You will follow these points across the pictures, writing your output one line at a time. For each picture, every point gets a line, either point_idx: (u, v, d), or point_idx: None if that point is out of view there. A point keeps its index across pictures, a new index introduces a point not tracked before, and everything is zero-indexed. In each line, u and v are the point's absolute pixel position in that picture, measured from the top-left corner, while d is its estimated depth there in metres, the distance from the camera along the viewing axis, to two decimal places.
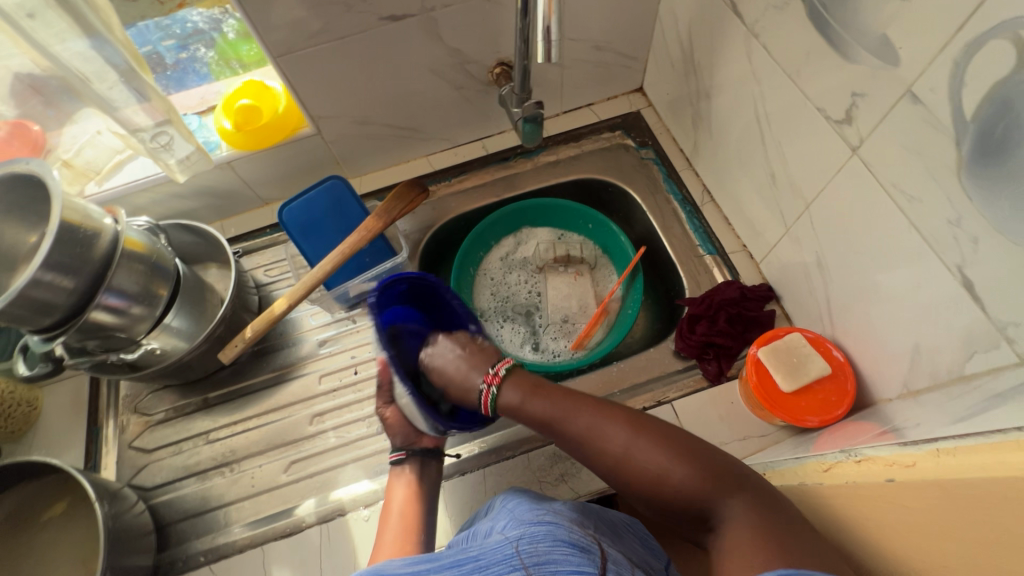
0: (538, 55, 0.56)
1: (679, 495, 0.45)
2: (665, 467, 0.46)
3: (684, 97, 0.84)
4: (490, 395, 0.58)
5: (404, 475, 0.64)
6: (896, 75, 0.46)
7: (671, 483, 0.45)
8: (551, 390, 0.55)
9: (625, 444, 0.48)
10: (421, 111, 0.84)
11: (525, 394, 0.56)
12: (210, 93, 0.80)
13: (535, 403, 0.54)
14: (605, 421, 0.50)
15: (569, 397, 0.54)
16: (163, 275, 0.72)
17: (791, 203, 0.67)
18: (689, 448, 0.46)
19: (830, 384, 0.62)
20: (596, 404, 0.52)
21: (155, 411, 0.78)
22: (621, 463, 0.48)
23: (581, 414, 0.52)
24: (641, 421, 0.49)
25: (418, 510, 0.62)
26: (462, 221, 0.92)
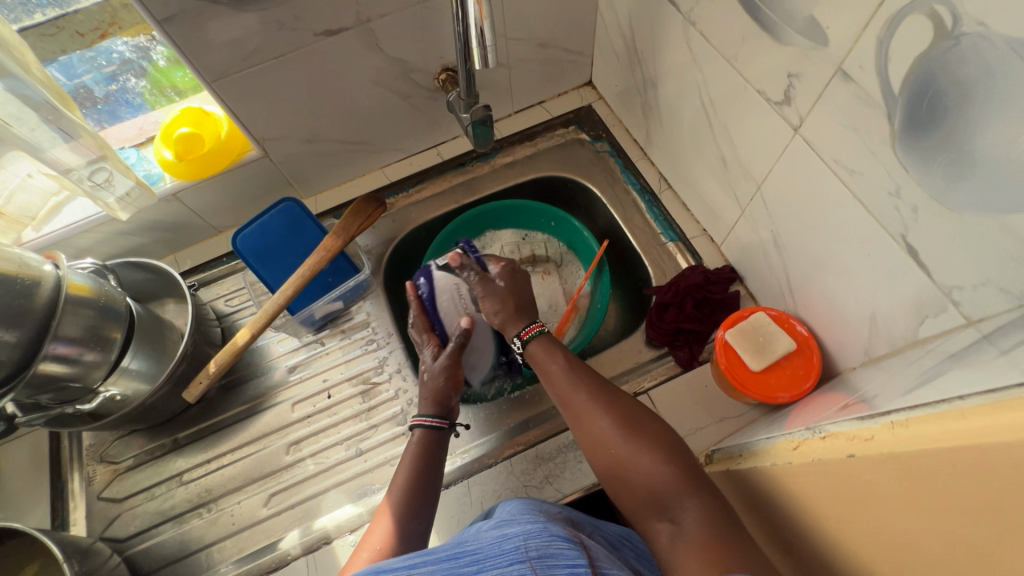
0: (476, 61, 0.56)
1: (648, 482, 0.50)
2: (645, 458, 0.51)
3: (632, 88, 0.85)
4: (535, 330, 0.66)
5: (423, 441, 0.61)
6: (826, 55, 0.47)
7: (646, 471, 0.51)
8: (578, 371, 0.61)
9: (618, 431, 0.54)
10: (370, 124, 0.82)
11: (553, 366, 0.62)
12: (148, 123, 0.78)
13: (553, 372, 0.62)
14: (612, 410, 0.56)
15: (586, 378, 0.60)
16: (115, 317, 0.69)
17: (744, 184, 0.68)
18: (673, 450, 0.52)
19: (797, 359, 0.64)
20: (609, 393, 0.58)
21: (123, 458, 0.75)
22: (606, 446, 0.54)
23: (589, 397, 0.58)
24: (643, 420, 0.55)
25: (431, 480, 0.58)
26: (424, 230, 0.91)
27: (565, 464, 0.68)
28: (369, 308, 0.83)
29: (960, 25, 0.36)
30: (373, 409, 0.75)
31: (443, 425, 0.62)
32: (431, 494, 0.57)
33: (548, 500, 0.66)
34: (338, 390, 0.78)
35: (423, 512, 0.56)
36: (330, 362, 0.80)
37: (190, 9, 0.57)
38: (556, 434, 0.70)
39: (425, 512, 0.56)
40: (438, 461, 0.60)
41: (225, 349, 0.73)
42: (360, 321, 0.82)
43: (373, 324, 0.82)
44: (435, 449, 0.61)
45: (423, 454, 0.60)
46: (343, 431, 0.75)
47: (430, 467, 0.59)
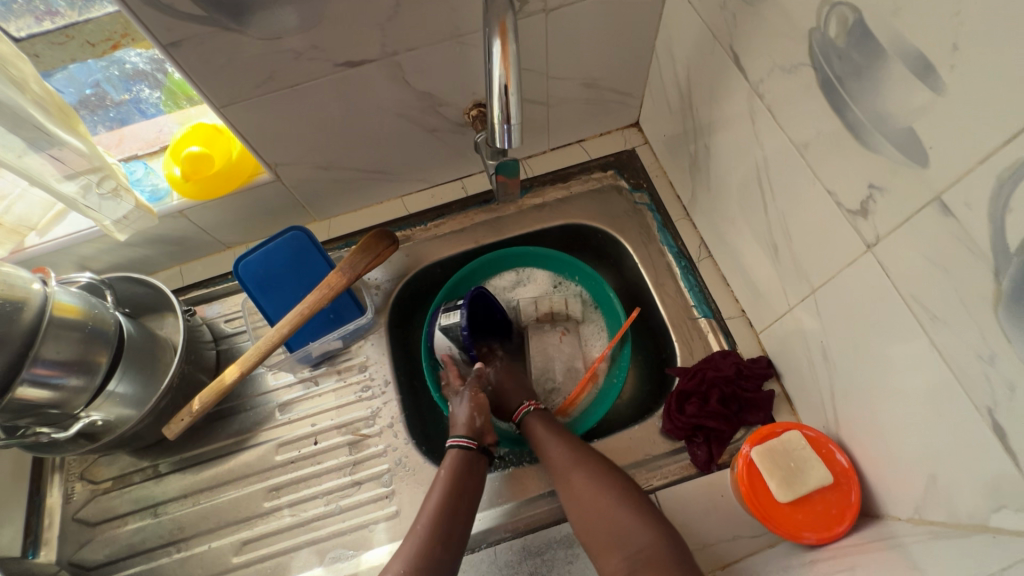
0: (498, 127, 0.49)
1: (610, 523, 0.58)
2: (609, 504, 0.59)
3: (681, 141, 0.76)
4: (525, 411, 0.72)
5: (458, 463, 0.65)
6: (923, 177, 0.38)
7: (613, 516, 0.58)
8: (560, 432, 0.69)
9: (592, 482, 0.61)
10: (391, 154, 0.77)
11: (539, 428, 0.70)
12: (164, 130, 0.74)
13: (544, 437, 0.68)
14: (581, 457, 0.64)
15: (569, 438, 0.67)
16: (103, 340, 0.66)
17: (795, 280, 0.59)
18: (635, 499, 0.60)
19: (832, 495, 0.55)
20: (583, 446, 0.66)
21: (104, 479, 0.73)
22: (574, 489, 0.62)
23: (561, 446, 0.66)
24: (608, 464, 0.63)
25: (465, 505, 0.61)
26: (438, 268, 0.85)
27: (553, 562, 0.62)
28: (370, 349, 0.78)
29: None
30: (359, 464, 0.71)
31: (472, 446, 0.67)
32: (464, 519, 0.60)
33: None
34: (326, 437, 0.73)
35: (455, 537, 0.59)
36: (321, 404, 0.75)
37: (201, 35, 0.52)
38: (548, 526, 0.65)
39: (456, 537, 0.59)
40: (474, 487, 0.64)
41: (212, 386, 0.70)
42: (358, 363, 0.77)
43: (371, 368, 0.77)
44: (472, 473, 0.64)
45: (459, 475, 0.64)
46: (324, 483, 0.70)
47: (467, 492, 0.62)
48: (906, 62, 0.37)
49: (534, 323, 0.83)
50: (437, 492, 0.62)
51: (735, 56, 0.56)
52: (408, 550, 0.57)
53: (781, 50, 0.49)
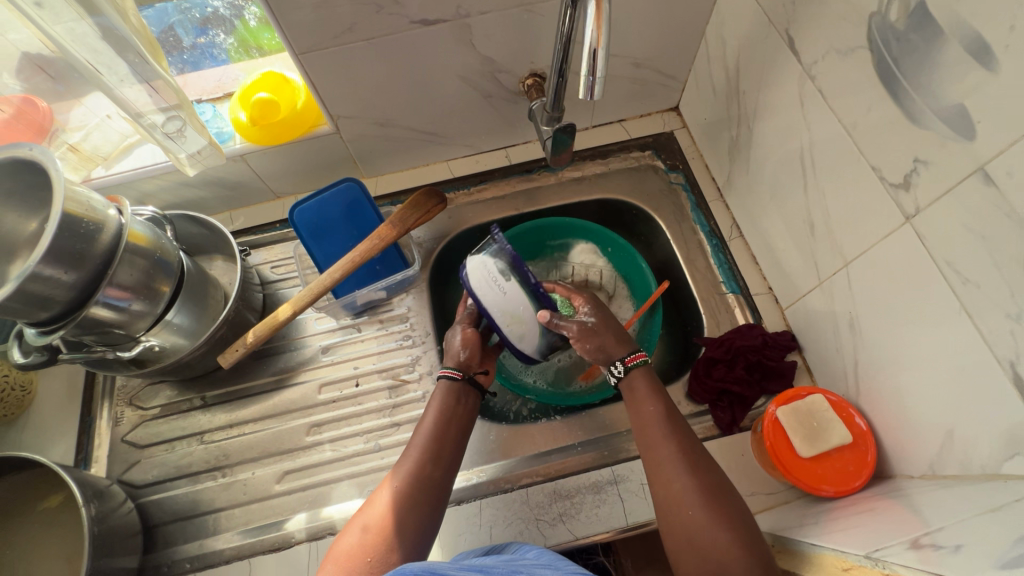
0: (579, 89, 0.50)
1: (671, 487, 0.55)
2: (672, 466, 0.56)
3: (721, 124, 0.80)
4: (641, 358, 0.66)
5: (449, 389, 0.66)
6: (969, 150, 0.43)
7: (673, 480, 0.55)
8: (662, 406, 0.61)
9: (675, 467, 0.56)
10: (445, 117, 0.80)
11: (644, 390, 0.63)
12: (226, 78, 0.78)
13: (645, 406, 0.61)
14: (656, 415, 0.60)
15: (660, 393, 0.63)
16: (166, 270, 0.69)
17: (827, 254, 0.64)
18: (721, 501, 0.52)
19: (850, 453, 0.59)
20: (682, 433, 0.59)
21: (151, 405, 0.76)
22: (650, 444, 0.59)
23: (643, 402, 0.62)
24: (677, 425, 0.59)
25: (454, 436, 0.62)
26: (478, 232, 0.89)
27: (581, 505, 0.66)
28: (411, 302, 0.82)
29: None
30: (398, 406, 0.75)
31: (456, 377, 0.66)
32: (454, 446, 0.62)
33: (558, 540, 0.64)
34: (366, 380, 0.77)
35: (446, 461, 0.60)
36: (363, 349, 0.79)
37: None
38: (578, 473, 0.69)
39: (446, 460, 0.60)
40: (462, 416, 0.65)
41: (266, 321, 0.74)
42: (399, 314, 0.81)
43: (412, 319, 0.81)
44: (461, 403, 0.65)
45: (449, 402, 0.65)
46: (365, 422, 0.74)
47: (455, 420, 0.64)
48: (965, 44, 0.41)
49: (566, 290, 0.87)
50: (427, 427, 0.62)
51: (789, 39, 0.60)
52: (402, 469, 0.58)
53: (839, 34, 0.53)
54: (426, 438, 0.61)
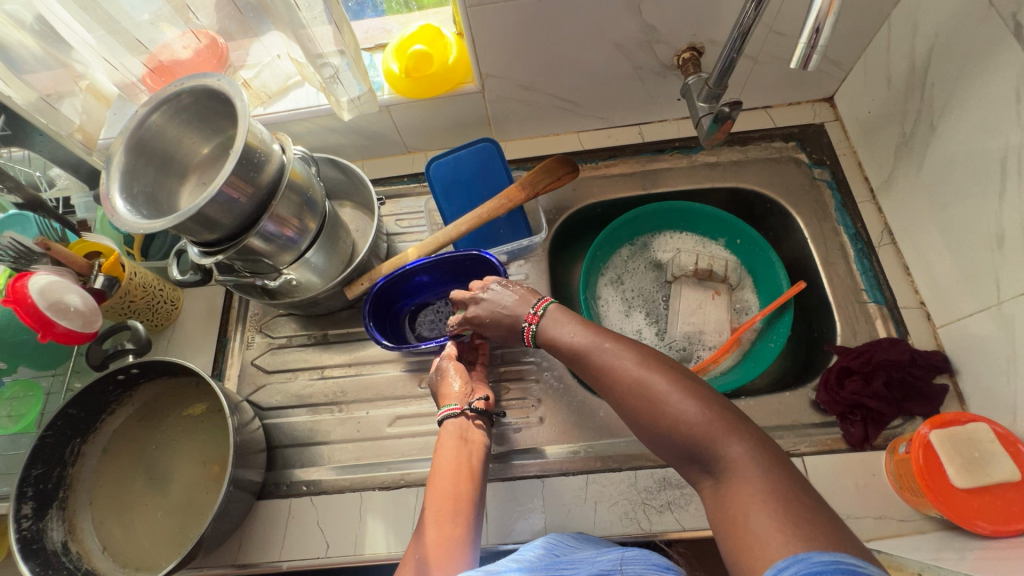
0: (790, 59, 0.46)
1: (625, 395, 0.51)
2: (615, 374, 0.52)
3: (889, 120, 0.73)
4: (531, 332, 0.62)
5: (455, 432, 0.63)
6: None
7: (623, 384, 0.52)
8: (585, 324, 0.58)
9: (617, 370, 0.52)
10: (590, 86, 0.78)
11: (557, 317, 0.60)
12: (382, 30, 0.79)
13: (563, 330, 0.59)
14: (580, 336, 0.57)
15: (568, 314, 0.60)
16: (313, 210, 0.72)
17: (1015, 271, 0.57)
18: (669, 376, 0.50)
19: (1014, 493, 0.54)
20: (617, 341, 0.55)
21: (277, 335, 0.81)
22: (588, 363, 0.55)
23: (561, 329, 0.59)
24: (602, 333, 0.56)
25: (467, 485, 0.58)
26: (599, 208, 0.87)
27: (692, 498, 0.64)
28: (527, 270, 0.82)
29: None
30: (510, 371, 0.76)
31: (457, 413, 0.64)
32: (473, 487, 0.58)
33: (665, 527, 0.63)
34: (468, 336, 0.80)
35: (465, 514, 0.56)
36: None
37: None
38: None
39: (465, 514, 0.56)
40: (474, 459, 0.61)
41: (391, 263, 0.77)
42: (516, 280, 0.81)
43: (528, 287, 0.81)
44: (468, 444, 0.62)
45: (456, 446, 0.62)
46: None
47: (468, 466, 0.60)
48: None
49: (687, 278, 0.82)
50: (438, 479, 0.59)
51: (1015, 26, 0.53)
52: (423, 539, 0.54)
53: None
54: (440, 494, 0.57)
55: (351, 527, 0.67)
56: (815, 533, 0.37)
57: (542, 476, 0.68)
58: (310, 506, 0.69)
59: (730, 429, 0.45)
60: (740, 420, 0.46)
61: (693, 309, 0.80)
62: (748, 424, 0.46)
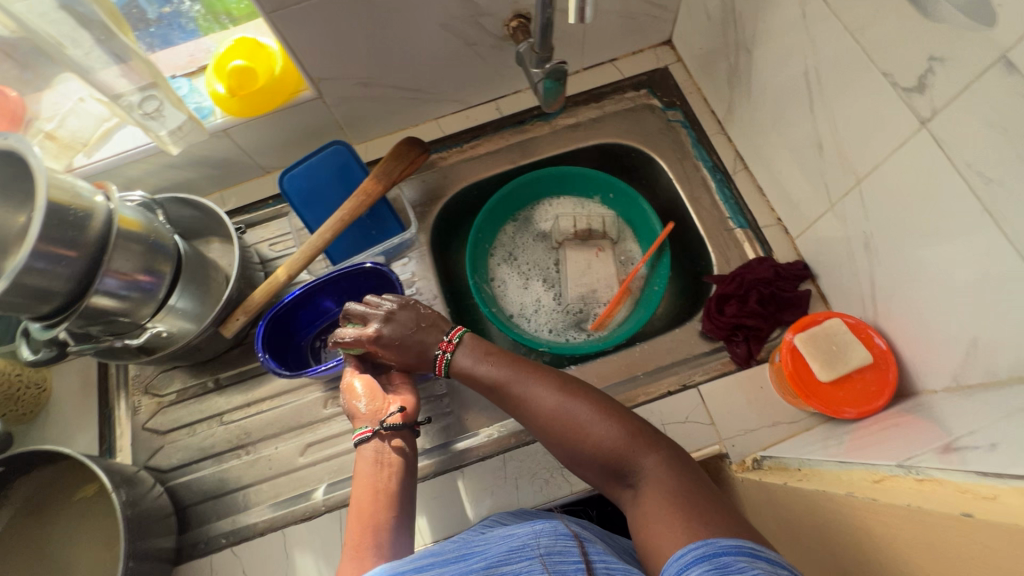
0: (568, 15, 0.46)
1: (550, 424, 0.56)
2: (539, 405, 0.57)
3: (718, 52, 0.76)
4: (445, 360, 0.63)
5: (369, 456, 0.59)
6: (988, 38, 0.40)
7: (547, 415, 0.56)
8: (500, 357, 0.61)
9: (541, 401, 0.56)
10: (431, 71, 0.77)
11: (472, 355, 0.62)
12: (199, 51, 0.74)
13: (480, 368, 0.61)
14: (500, 371, 0.60)
15: (484, 349, 0.62)
16: (164, 254, 0.68)
17: (838, 175, 0.61)
18: (588, 403, 0.55)
19: (870, 374, 0.59)
20: (536, 373, 0.59)
21: (166, 392, 0.76)
22: (512, 397, 0.58)
23: (479, 366, 0.61)
24: (521, 366, 0.59)
25: (383, 511, 0.55)
26: (474, 191, 0.87)
27: None
28: (413, 266, 0.81)
29: None
30: None
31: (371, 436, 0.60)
32: (392, 513, 0.55)
33: (585, 485, 0.65)
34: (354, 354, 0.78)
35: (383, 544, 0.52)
36: None
37: None
38: None
39: (383, 545, 0.52)
40: (389, 486, 0.57)
41: (263, 286, 0.73)
42: (404, 279, 0.80)
43: (418, 284, 0.80)
44: (386, 469, 0.58)
45: (373, 474, 0.58)
46: None
47: (383, 491, 0.56)
48: None
49: (570, 240, 0.85)
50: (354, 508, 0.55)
51: None
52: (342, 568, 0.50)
53: None
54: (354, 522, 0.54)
55: (279, 567, 0.65)
56: (714, 519, 0.45)
57: (461, 466, 0.68)
58: (232, 558, 0.66)
59: (644, 444, 0.52)
60: (648, 433, 0.54)
61: (581, 269, 0.83)
62: (655, 434, 0.54)
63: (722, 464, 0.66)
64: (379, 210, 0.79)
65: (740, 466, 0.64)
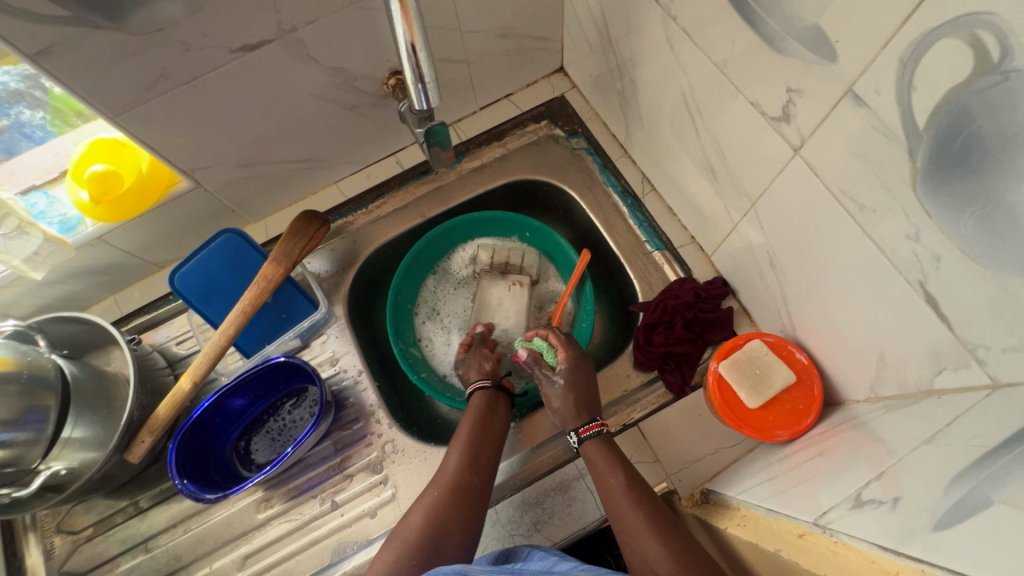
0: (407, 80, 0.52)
1: (649, 562, 0.52)
2: (647, 541, 0.53)
3: (607, 79, 0.75)
4: (593, 428, 0.63)
5: (481, 407, 0.68)
6: (834, 72, 0.40)
7: (650, 556, 0.52)
8: (633, 479, 0.58)
9: (650, 538, 0.53)
10: (317, 140, 0.73)
11: (602, 460, 0.61)
12: (60, 155, 0.68)
13: (606, 478, 0.59)
14: (623, 491, 0.57)
15: (623, 461, 0.61)
16: (43, 386, 0.62)
17: (734, 197, 0.61)
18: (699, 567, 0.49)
19: (797, 392, 0.58)
20: (663, 514, 0.55)
21: (82, 527, 0.70)
22: (622, 521, 0.56)
23: (606, 477, 0.59)
24: (648, 499, 0.56)
25: (491, 447, 0.64)
26: (388, 251, 0.83)
27: (553, 510, 0.64)
28: (334, 343, 0.77)
29: (1011, 58, 0.29)
30: (348, 457, 0.71)
31: (487, 385, 0.71)
32: (490, 453, 0.64)
33: None
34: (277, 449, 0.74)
35: (483, 468, 0.62)
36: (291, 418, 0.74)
37: (69, 37, 0.47)
38: (543, 476, 0.67)
39: (483, 467, 0.62)
40: (498, 433, 0.67)
41: (168, 398, 0.68)
42: (327, 358, 0.76)
43: (341, 361, 0.76)
44: (495, 411, 0.68)
45: (484, 414, 0.68)
46: (317, 483, 0.70)
47: (490, 434, 0.65)
48: None
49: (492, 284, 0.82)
50: (462, 433, 0.65)
51: None
52: (440, 482, 0.60)
53: None
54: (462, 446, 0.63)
55: None
56: None
57: None
58: None
59: None
60: None
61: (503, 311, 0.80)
62: None
63: (672, 501, 0.65)
64: (286, 291, 0.75)
65: (689, 501, 0.63)
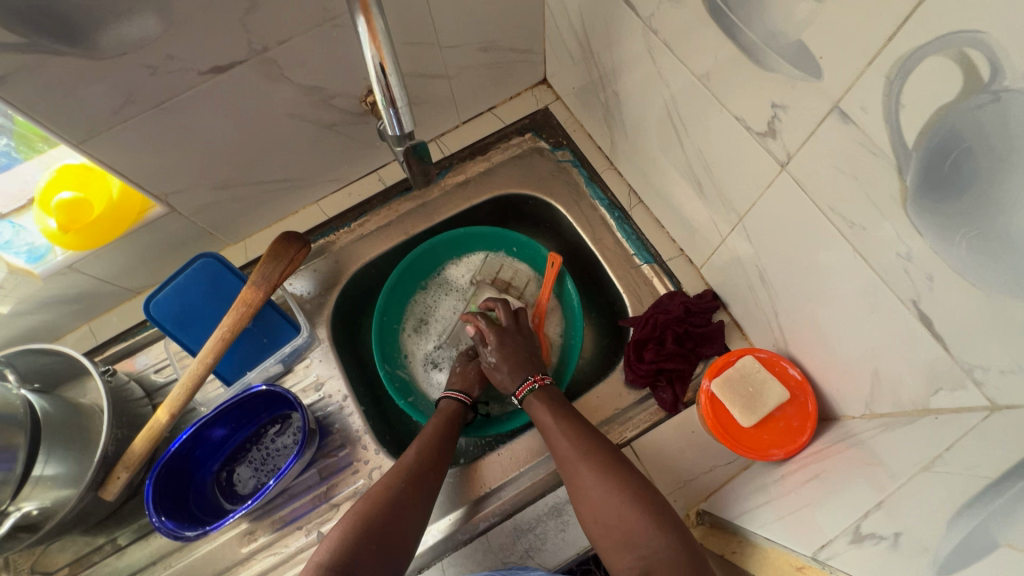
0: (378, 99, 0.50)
1: (611, 513, 0.54)
2: (606, 496, 0.55)
3: (591, 91, 0.74)
4: (530, 387, 0.68)
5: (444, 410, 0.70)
6: (819, 88, 0.39)
7: (612, 510, 0.54)
8: (585, 436, 0.60)
9: (608, 491, 0.55)
10: (295, 160, 0.71)
11: (553, 423, 0.62)
12: (29, 180, 0.65)
13: (559, 442, 0.61)
14: (576, 451, 0.59)
15: (575, 420, 0.62)
16: (11, 422, 0.59)
17: (722, 211, 0.60)
18: (658, 512, 0.53)
19: (791, 410, 0.57)
20: (616, 465, 0.57)
21: (58, 566, 0.68)
22: (578, 478, 0.58)
23: (559, 439, 0.61)
24: (601, 454, 0.58)
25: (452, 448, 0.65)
26: (372, 270, 0.81)
27: (546, 535, 0.63)
28: (317, 367, 0.75)
29: (1001, 79, 0.28)
30: (335, 486, 0.69)
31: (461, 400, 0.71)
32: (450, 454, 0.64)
33: None
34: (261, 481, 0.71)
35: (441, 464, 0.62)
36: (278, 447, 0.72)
37: (26, 65, 0.45)
38: (535, 500, 0.65)
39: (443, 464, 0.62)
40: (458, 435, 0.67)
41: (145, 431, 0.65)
42: (311, 383, 0.74)
43: (326, 386, 0.74)
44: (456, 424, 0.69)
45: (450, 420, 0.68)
46: (302, 514, 0.68)
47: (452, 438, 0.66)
48: None
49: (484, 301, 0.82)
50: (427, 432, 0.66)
51: None
52: (400, 469, 0.60)
53: None
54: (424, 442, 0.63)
55: None
56: None
57: None
58: None
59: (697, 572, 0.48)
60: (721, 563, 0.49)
61: None
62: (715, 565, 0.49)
63: None
64: (268, 315, 0.73)
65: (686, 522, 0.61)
